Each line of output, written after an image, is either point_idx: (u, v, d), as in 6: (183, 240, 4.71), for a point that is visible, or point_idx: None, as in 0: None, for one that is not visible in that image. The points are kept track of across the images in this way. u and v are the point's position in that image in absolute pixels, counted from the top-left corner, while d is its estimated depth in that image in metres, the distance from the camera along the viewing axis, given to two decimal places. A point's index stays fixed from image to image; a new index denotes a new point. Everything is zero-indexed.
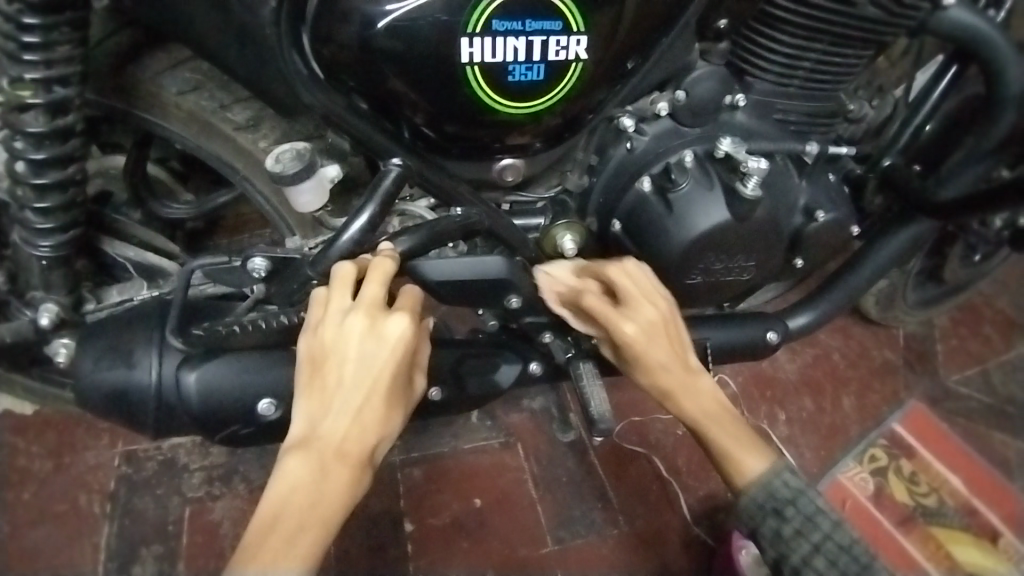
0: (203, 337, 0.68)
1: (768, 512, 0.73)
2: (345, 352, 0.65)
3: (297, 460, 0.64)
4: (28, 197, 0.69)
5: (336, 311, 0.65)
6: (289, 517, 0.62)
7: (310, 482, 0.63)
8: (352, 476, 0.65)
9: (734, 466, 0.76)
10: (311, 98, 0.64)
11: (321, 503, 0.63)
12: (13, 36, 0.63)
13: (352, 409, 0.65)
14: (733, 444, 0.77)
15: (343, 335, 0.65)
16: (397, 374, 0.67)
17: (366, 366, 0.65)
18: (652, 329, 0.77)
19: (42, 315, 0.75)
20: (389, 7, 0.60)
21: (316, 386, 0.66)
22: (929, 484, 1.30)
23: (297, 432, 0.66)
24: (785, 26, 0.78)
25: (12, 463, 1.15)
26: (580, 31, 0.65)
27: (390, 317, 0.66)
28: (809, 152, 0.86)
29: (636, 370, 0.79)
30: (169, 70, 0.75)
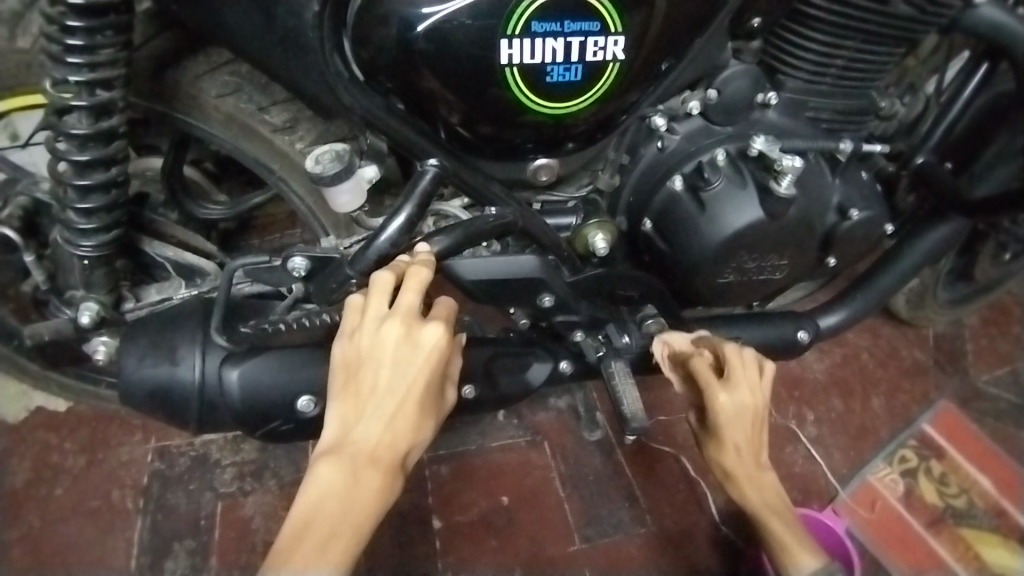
0: (249, 335, 0.71)
1: None
2: (381, 358, 0.66)
3: (330, 465, 0.64)
4: (71, 199, 0.71)
5: (371, 317, 0.66)
6: (322, 520, 0.62)
7: (342, 487, 0.64)
8: (384, 483, 0.65)
9: (784, 559, 0.80)
10: (350, 101, 0.65)
11: (353, 509, 0.63)
12: (58, 39, 0.64)
13: (386, 415, 0.66)
14: (789, 541, 0.80)
15: (378, 341, 0.66)
16: (430, 385, 0.68)
17: (400, 373, 0.66)
18: (738, 410, 0.82)
19: (82, 314, 0.77)
20: (428, 10, 0.60)
21: (350, 391, 0.67)
22: (959, 485, 1.28)
23: (330, 436, 0.66)
24: (819, 25, 0.78)
25: (49, 458, 1.18)
26: (618, 31, 0.65)
27: (424, 325, 0.67)
28: (843, 150, 0.85)
29: (712, 442, 0.85)
30: (208, 73, 0.76)
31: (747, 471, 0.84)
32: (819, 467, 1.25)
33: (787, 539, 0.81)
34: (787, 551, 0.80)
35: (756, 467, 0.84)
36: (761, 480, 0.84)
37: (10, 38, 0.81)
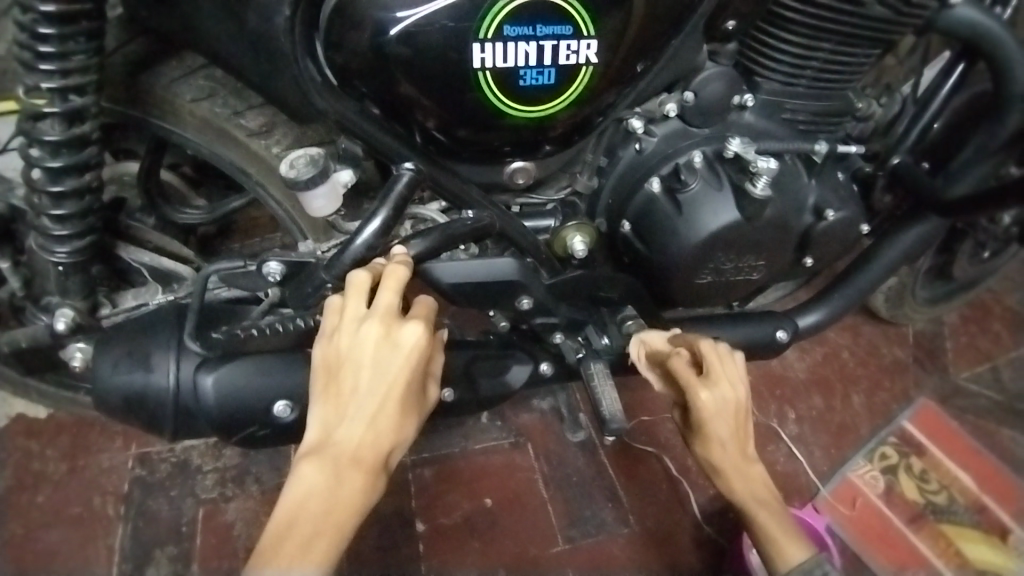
0: (221, 341, 0.70)
1: None
2: (361, 359, 0.65)
3: (313, 466, 0.64)
4: (45, 205, 0.70)
5: (350, 318, 0.66)
6: (305, 522, 0.62)
7: (325, 487, 0.63)
8: (367, 482, 0.64)
9: (774, 557, 0.77)
10: (324, 105, 0.64)
11: (336, 509, 0.63)
12: (29, 45, 0.63)
13: (367, 415, 0.65)
14: (779, 538, 0.77)
15: (358, 341, 0.65)
16: (412, 384, 0.67)
17: (380, 374, 0.65)
18: (723, 403, 0.78)
19: (58, 320, 0.75)
20: (403, 13, 0.60)
21: (331, 392, 0.66)
22: (939, 482, 1.30)
23: (312, 438, 0.66)
24: (793, 27, 0.78)
25: (28, 466, 1.17)
26: (590, 35, 0.65)
27: (404, 325, 0.66)
28: (818, 151, 0.86)
29: (697, 438, 0.81)
30: (184, 77, 0.76)
31: (734, 465, 0.80)
32: (800, 465, 1.27)
33: (778, 536, 0.77)
34: (778, 549, 0.77)
35: (742, 460, 0.80)
36: (746, 477, 0.81)
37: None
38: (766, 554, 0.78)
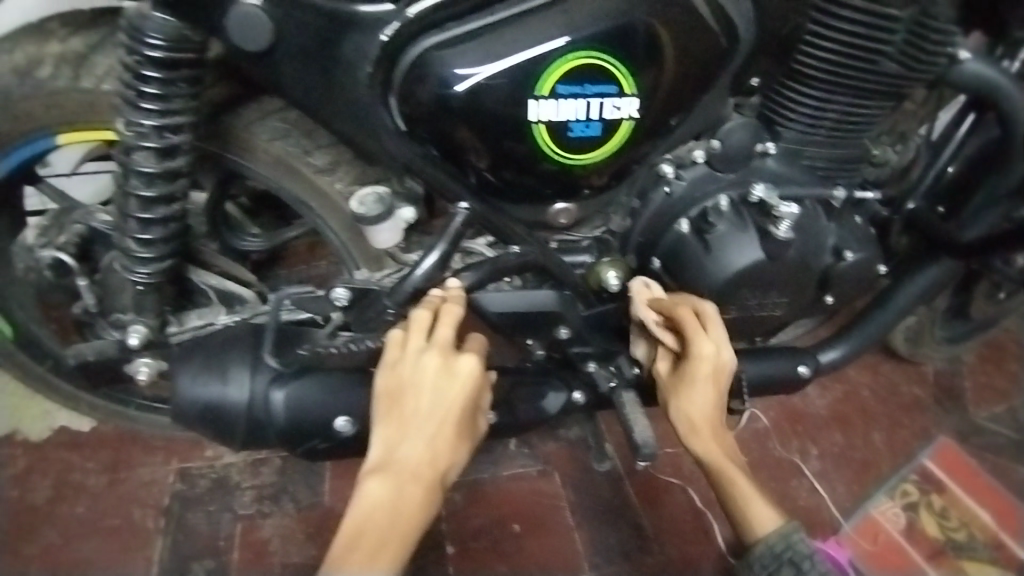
0: (303, 357, 0.77)
1: (783, 562, 0.80)
2: (421, 387, 0.72)
3: (378, 482, 0.70)
4: (134, 229, 0.77)
5: (411, 350, 0.72)
6: (372, 532, 0.68)
7: (389, 502, 0.69)
8: (427, 498, 0.71)
9: (744, 521, 0.85)
10: (396, 150, 0.73)
11: (400, 521, 0.69)
12: (134, 86, 0.70)
13: (427, 437, 0.72)
14: (753, 505, 0.85)
15: (418, 371, 0.72)
16: (467, 410, 0.74)
17: (438, 400, 0.72)
18: (718, 358, 0.87)
19: (132, 336, 0.83)
20: (466, 72, 0.67)
21: (393, 417, 0.72)
22: (959, 519, 1.33)
23: (376, 458, 0.72)
24: (813, 83, 0.85)
25: (71, 476, 1.23)
26: (633, 93, 0.73)
27: (460, 356, 0.73)
28: (836, 196, 0.93)
29: (684, 390, 0.88)
30: (260, 120, 0.83)
31: (708, 423, 0.88)
32: (822, 499, 1.30)
33: (750, 501, 0.85)
34: (752, 513, 0.85)
35: (716, 421, 0.88)
36: (719, 439, 0.89)
37: (76, 78, 0.84)
38: (737, 516, 0.85)
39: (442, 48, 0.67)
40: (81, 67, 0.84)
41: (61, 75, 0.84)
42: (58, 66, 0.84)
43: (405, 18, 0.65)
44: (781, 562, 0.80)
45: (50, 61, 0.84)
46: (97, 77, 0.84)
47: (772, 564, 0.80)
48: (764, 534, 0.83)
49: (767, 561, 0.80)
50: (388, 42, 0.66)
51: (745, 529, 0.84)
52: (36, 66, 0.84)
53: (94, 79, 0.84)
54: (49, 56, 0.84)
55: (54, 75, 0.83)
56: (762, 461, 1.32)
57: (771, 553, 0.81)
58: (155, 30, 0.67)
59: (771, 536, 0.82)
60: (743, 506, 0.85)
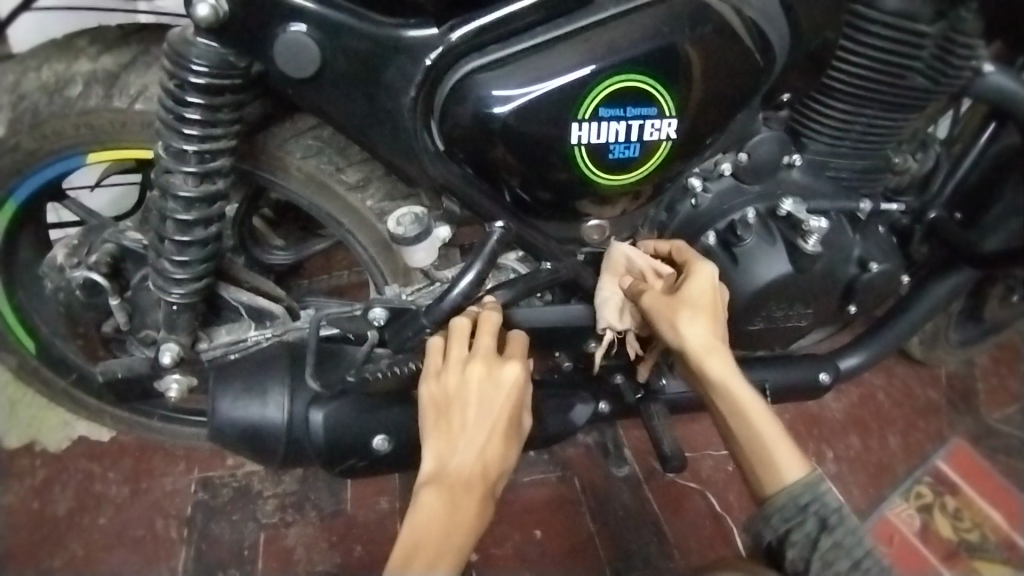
0: (354, 384, 0.80)
1: (809, 514, 0.74)
2: (468, 397, 0.74)
3: (431, 493, 0.71)
4: (170, 251, 0.77)
5: (455, 360, 0.75)
6: (429, 542, 0.69)
7: (444, 512, 0.70)
8: (481, 508, 0.72)
9: (768, 468, 0.77)
10: (433, 170, 0.74)
11: (455, 530, 0.70)
12: (175, 111, 0.71)
13: (478, 444, 0.74)
14: (777, 448, 0.77)
15: (463, 381, 0.74)
16: (513, 419, 0.76)
17: (486, 408, 0.74)
18: (713, 288, 0.81)
19: (164, 354, 0.83)
20: (506, 94, 0.68)
21: (441, 427, 0.75)
22: (972, 520, 1.34)
23: (428, 469, 0.74)
24: (839, 96, 0.86)
25: (94, 487, 1.24)
26: (672, 115, 0.74)
27: (504, 365, 0.76)
28: (863, 209, 0.93)
29: (690, 314, 0.79)
30: (295, 137, 0.84)
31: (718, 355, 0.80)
32: None
33: (772, 444, 0.78)
34: (773, 458, 0.77)
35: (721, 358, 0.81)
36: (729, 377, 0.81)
37: (107, 97, 0.84)
38: (761, 464, 0.78)
39: (485, 71, 0.68)
40: (113, 87, 0.84)
41: (92, 93, 0.84)
42: (89, 85, 0.84)
43: (448, 42, 0.67)
44: (806, 514, 0.74)
45: (81, 80, 0.85)
46: (129, 97, 0.85)
47: (795, 516, 0.74)
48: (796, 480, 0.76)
49: (789, 513, 0.74)
50: (432, 66, 0.68)
51: (768, 478, 0.77)
52: (67, 85, 0.85)
53: (127, 99, 0.84)
54: (79, 75, 0.85)
55: (85, 95, 0.84)
56: None
57: (795, 504, 0.75)
58: (199, 56, 0.68)
59: (797, 484, 0.75)
60: (766, 449, 0.78)
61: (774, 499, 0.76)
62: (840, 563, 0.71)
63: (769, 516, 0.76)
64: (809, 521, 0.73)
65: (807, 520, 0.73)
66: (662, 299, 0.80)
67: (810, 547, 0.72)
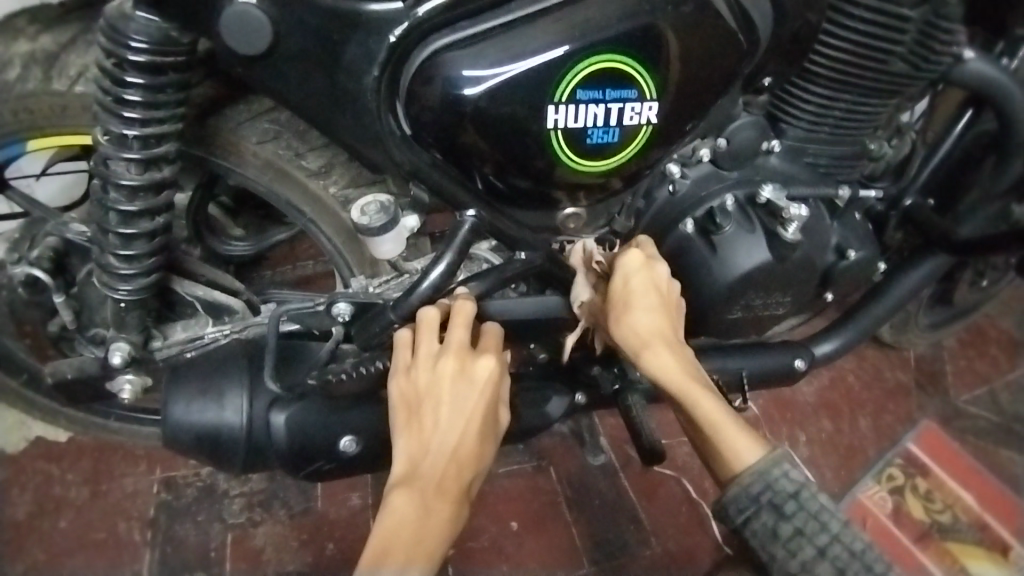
0: (316, 387, 0.76)
1: (763, 504, 0.70)
2: (440, 395, 0.71)
3: (402, 496, 0.68)
4: (114, 244, 0.72)
5: (425, 355, 0.72)
6: (397, 548, 0.66)
7: (415, 517, 0.68)
8: (453, 512, 0.69)
9: (720, 456, 0.74)
10: (401, 157, 0.70)
11: (426, 537, 0.67)
12: (113, 93, 0.65)
13: (450, 444, 0.71)
14: (728, 435, 0.74)
15: (435, 378, 0.72)
16: (487, 415, 0.73)
17: (459, 406, 0.71)
18: (652, 276, 0.79)
19: (114, 354, 0.78)
20: (476, 75, 0.64)
21: (413, 427, 0.72)
22: (943, 501, 1.35)
23: (399, 471, 0.71)
24: (817, 79, 0.84)
25: (50, 490, 1.18)
26: (653, 98, 0.71)
27: (477, 360, 0.73)
28: (841, 196, 0.91)
29: (621, 307, 0.79)
30: (249, 121, 0.78)
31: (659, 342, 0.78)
32: None
33: (717, 430, 0.74)
34: (726, 444, 0.74)
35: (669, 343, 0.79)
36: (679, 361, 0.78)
37: (47, 80, 0.78)
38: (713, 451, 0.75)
39: (455, 49, 0.64)
40: (52, 68, 0.78)
41: (31, 75, 0.78)
42: (28, 67, 0.78)
43: (415, 17, 0.62)
44: (760, 504, 0.70)
45: (18, 61, 0.78)
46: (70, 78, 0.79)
47: (751, 507, 0.70)
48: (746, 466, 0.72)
49: (742, 503, 0.71)
50: (397, 42, 0.63)
51: (721, 466, 0.74)
52: (4, 68, 0.78)
53: (67, 80, 0.78)
54: (17, 56, 0.78)
55: (22, 76, 0.78)
56: None
57: (747, 495, 0.71)
58: (138, 32, 0.63)
59: (747, 473, 0.71)
60: (715, 436, 0.74)
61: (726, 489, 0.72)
62: (806, 551, 0.68)
63: (722, 505, 0.73)
64: (764, 512, 0.69)
65: (762, 511, 0.69)
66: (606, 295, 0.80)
67: (771, 539, 0.69)
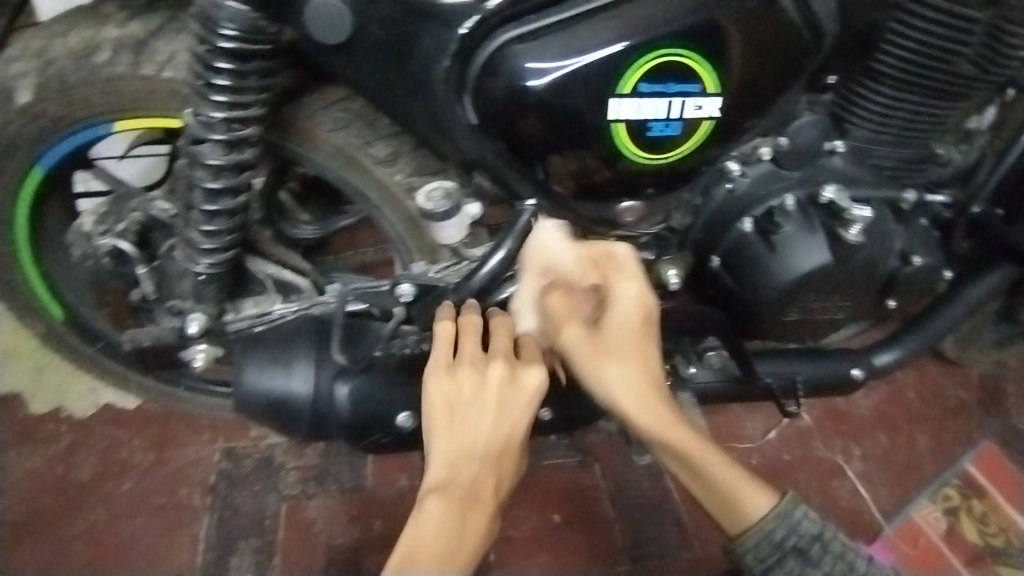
0: (379, 359, 0.80)
1: (787, 550, 0.74)
2: (487, 402, 0.74)
3: (440, 502, 0.71)
4: (199, 220, 0.77)
5: (472, 360, 0.75)
6: (431, 556, 0.69)
7: (451, 524, 0.71)
8: (487, 521, 0.73)
9: (729, 504, 0.77)
10: (464, 145, 0.72)
11: (461, 546, 0.70)
12: (204, 77, 0.70)
13: (492, 452, 0.74)
14: (731, 485, 0.77)
15: (483, 385, 0.74)
16: (526, 424, 0.76)
17: (506, 413, 0.74)
18: (635, 314, 0.77)
19: (191, 324, 0.84)
20: (541, 67, 0.66)
21: (452, 431, 0.74)
22: (998, 525, 1.29)
23: (436, 475, 0.73)
24: (885, 81, 0.82)
25: (119, 454, 1.26)
26: (715, 92, 0.72)
27: (526, 370, 0.76)
28: (906, 199, 0.90)
29: (604, 360, 0.77)
30: (324, 109, 0.83)
31: (643, 392, 0.77)
32: (864, 501, 1.28)
33: (722, 480, 0.78)
34: (731, 494, 0.77)
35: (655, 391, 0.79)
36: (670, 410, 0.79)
37: (136, 64, 0.84)
38: (716, 497, 0.78)
39: (520, 41, 0.66)
40: (142, 54, 0.84)
41: (121, 60, 0.84)
42: (117, 52, 0.84)
43: (484, 10, 0.64)
44: (784, 550, 0.74)
45: (109, 46, 0.85)
46: (158, 64, 0.84)
47: (775, 553, 0.74)
48: (762, 517, 0.76)
49: (765, 552, 0.74)
50: (467, 35, 0.65)
51: (728, 513, 0.77)
52: (95, 52, 0.85)
53: (155, 65, 0.84)
54: (107, 41, 0.85)
55: (113, 61, 0.84)
56: (803, 460, 1.31)
57: (770, 541, 0.74)
58: (229, 20, 0.67)
59: (768, 518, 0.75)
60: (719, 485, 0.77)
61: (746, 535, 0.75)
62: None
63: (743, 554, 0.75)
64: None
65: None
66: (585, 341, 0.78)
67: None
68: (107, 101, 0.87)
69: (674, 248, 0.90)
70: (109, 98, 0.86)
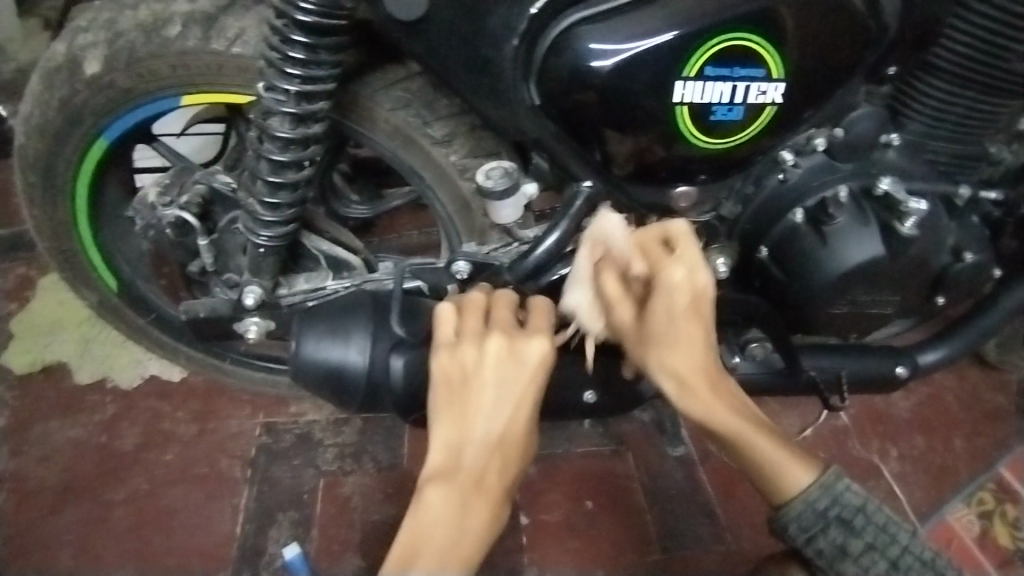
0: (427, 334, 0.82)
1: (831, 520, 0.71)
2: (486, 377, 0.72)
3: (441, 489, 0.70)
4: (263, 192, 0.80)
5: (471, 333, 0.74)
6: (432, 547, 0.67)
7: (451, 515, 0.69)
8: (492, 511, 0.71)
9: (774, 478, 0.74)
10: (524, 123, 0.74)
11: (462, 537, 0.68)
12: (280, 50, 0.73)
13: (495, 433, 0.72)
14: (778, 460, 0.75)
15: (481, 359, 0.73)
16: (533, 399, 0.74)
17: (506, 386, 0.72)
18: (692, 290, 0.72)
19: (248, 295, 0.87)
20: (603, 47, 0.67)
21: (454, 411, 0.73)
22: None
23: (438, 458, 0.72)
24: (943, 75, 0.82)
25: (163, 424, 1.30)
26: (780, 78, 0.72)
27: (526, 341, 0.74)
28: (961, 195, 0.88)
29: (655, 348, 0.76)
30: (384, 89, 0.84)
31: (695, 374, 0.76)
32: (898, 502, 1.26)
33: (773, 457, 0.75)
34: (774, 468, 0.74)
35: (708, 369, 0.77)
36: (718, 389, 0.77)
37: (205, 39, 0.87)
38: (761, 472, 0.75)
39: (589, 22, 0.67)
40: (211, 28, 0.87)
41: (191, 34, 0.87)
42: (188, 25, 0.87)
43: None
44: (827, 519, 0.71)
45: (179, 20, 0.87)
46: (227, 39, 0.87)
47: (817, 522, 0.71)
48: (805, 489, 0.73)
49: (807, 520, 0.71)
50: (537, 14, 0.67)
51: (775, 488, 0.74)
52: (166, 25, 0.87)
53: (224, 41, 0.87)
54: (178, 15, 0.87)
55: (183, 35, 0.87)
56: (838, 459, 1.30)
57: (813, 511, 0.71)
58: None
59: (812, 489, 0.72)
60: (766, 461, 0.75)
61: (788, 506, 0.72)
62: (879, 566, 0.69)
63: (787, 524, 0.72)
64: (832, 528, 0.70)
65: (830, 528, 0.71)
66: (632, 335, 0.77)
67: (840, 557, 0.69)
68: (175, 75, 0.90)
69: (723, 238, 0.90)
70: (177, 71, 0.89)
